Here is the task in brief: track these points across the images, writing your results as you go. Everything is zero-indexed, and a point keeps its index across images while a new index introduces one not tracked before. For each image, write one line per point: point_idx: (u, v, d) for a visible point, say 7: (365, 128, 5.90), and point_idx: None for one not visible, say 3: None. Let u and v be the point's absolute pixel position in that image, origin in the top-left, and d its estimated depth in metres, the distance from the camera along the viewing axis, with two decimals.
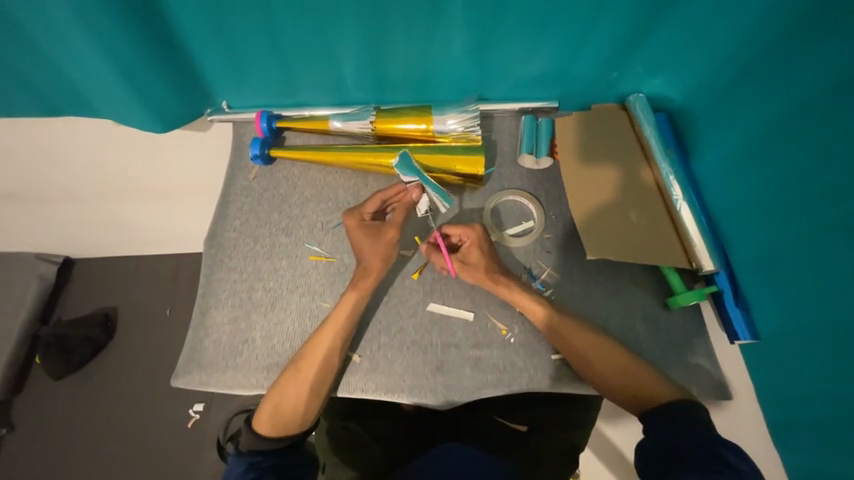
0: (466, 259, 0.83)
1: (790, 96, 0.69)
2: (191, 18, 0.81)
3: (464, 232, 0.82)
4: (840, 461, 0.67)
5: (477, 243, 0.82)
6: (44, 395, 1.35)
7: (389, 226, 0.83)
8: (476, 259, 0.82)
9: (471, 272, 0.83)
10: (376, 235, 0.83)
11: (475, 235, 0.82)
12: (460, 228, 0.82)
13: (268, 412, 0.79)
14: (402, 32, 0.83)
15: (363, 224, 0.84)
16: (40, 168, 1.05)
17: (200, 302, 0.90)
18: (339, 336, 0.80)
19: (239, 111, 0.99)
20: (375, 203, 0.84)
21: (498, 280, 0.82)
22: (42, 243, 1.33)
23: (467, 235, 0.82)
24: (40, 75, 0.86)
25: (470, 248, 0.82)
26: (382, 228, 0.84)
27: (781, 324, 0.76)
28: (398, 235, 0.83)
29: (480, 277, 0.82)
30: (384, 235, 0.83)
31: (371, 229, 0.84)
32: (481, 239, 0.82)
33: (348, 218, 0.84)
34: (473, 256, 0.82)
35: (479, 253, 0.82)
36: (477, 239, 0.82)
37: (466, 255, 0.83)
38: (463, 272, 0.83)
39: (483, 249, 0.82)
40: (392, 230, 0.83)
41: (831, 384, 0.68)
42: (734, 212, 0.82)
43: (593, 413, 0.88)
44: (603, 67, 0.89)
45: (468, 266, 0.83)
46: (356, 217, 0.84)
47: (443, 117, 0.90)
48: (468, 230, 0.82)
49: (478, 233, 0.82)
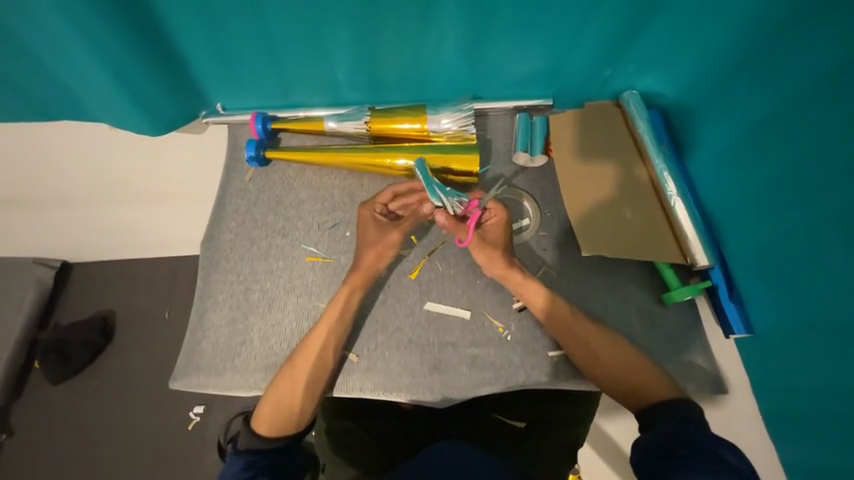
0: (485, 237, 0.83)
1: (782, 91, 0.69)
2: (184, 19, 0.81)
3: (497, 209, 0.84)
4: (834, 450, 0.68)
5: (502, 224, 0.84)
6: (42, 399, 1.35)
7: (394, 228, 0.86)
8: (496, 238, 0.83)
9: (487, 250, 0.83)
10: (381, 229, 0.86)
11: (505, 216, 0.84)
12: (497, 204, 0.84)
13: (268, 411, 0.78)
14: (396, 31, 0.83)
15: (373, 217, 0.87)
16: (34, 172, 1.05)
17: (197, 304, 0.90)
18: (332, 334, 0.81)
19: (234, 113, 0.99)
20: (387, 196, 0.87)
21: (513, 264, 0.82)
22: (40, 247, 1.33)
23: (497, 214, 0.84)
24: (34, 79, 0.86)
25: (493, 227, 0.84)
26: (388, 226, 0.86)
27: (775, 317, 0.77)
28: (400, 239, 0.85)
29: (495, 258, 0.82)
30: (388, 235, 0.86)
31: (380, 222, 0.87)
32: (507, 223, 0.84)
33: (363, 208, 0.87)
34: (492, 236, 0.83)
35: (500, 234, 0.83)
36: (504, 221, 0.84)
37: (487, 233, 0.84)
38: (480, 247, 0.83)
39: (505, 231, 0.84)
40: (396, 233, 0.85)
41: (827, 375, 0.68)
42: (728, 206, 0.82)
43: (592, 409, 0.89)
44: (597, 63, 0.89)
45: (486, 243, 0.83)
46: (370, 208, 0.87)
47: (437, 117, 0.91)
48: (501, 210, 0.84)
49: (508, 217, 0.84)
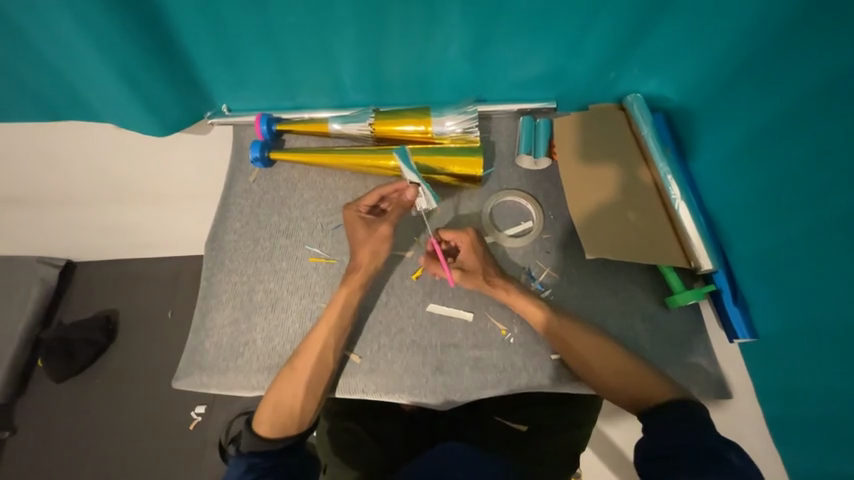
0: (463, 265, 0.84)
1: (785, 96, 0.69)
2: (191, 21, 0.81)
3: (458, 237, 0.84)
4: (837, 455, 0.68)
5: (471, 247, 0.84)
6: (45, 398, 1.36)
7: (383, 222, 0.86)
8: (473, 263, 0.83)
9: (470, 278, 0.83)
10: (371, 228, 0.86)
11: (468, 238, 0.84)
12: (454, 232, 0.85)
13: (268, 412, 0.79)
14: (401, 33, 0.83)
15: (359, 217, 0.87)
16: (40, 172, 1.06)
17: (200, 304, 0.91)
18: (333, 334, 0.81)
19: (239, 114, 0.99)
20: (372, 197, 0.87)
21: (494, 283, 0.82)
22: (44, 246, 1.34)
23: (462, 240, 0.84)
24: (41, 78, 0.87)
25: (465, 253, 0.84)
26: (376, 223, 0.86)
27: (778, 322, 0.76)
28: (390, 230, 0.85)
29: (479, 282, 0.83)
30: (378, 229, 0.85)
31: (367, 222, 0.87)
32: (474, 243, 0.84)
33: (347, 210, 0.87)
34: (469, 262, 0.84)
35: (474, 257, 0.83)
36: (471, 242, 0.84)
37: (464, 262, 0.84)
38: (464, 280, 0.83)
39: (477, 252, 0.83)
40: (385, 226, 0.85)
41: (831, 380, 0.68)
42: (732, 210, 0.82)
43: (595, 413, 0.89)
44: (602, 67, 0.89)
45: (466, 272, 0.83)
46: (355, 210, 0.87)
47: (442, 119, 0.91)
48: (462, 235, 0.84)
49: (471, 236, 0.84)
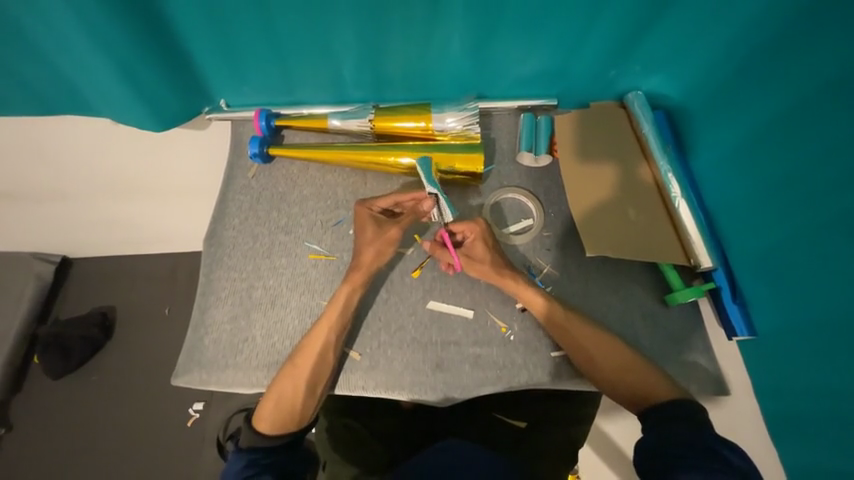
0: (470, 254, 0.83)
1: (786, 95, 0.69)
2: (190, 16, 0.81)
3: (468, 227, 0.84)
4: (833, 451, 0.68)
5: (481, 237, 0.83)
6: (41, 395, 1.35)
7: (394, 225, 0.85)
8: (482, 253, 0.83)
9: (477, 267, 0.82)
10: (379, 227, 0.85)
11: (479, 229, 0.83)
12: (464, 223, 0.84)
13: (268, 409, 0.78)
14: (403, 30, 0.83)
15: (371, 216, 0.86)
16: (36, 167, 1.05)
17: (200, 300, 0.90)
18: (333, 331, 0.81)
19: (238, 109, 0.98)
20: (388, 200, 0.86)
21: (505, 273, 0.82)
22: (40, 242, 1.33)
23: (471, 230, 0.83)
24: (37, 74, 0.86)
25: (474, 243, 0.83)
26: (387, 224, 0.85)
27: (777, 320, 0.77)
28: (400, 234, 0.84)
29: (486, 272, 0.82)
30: (388, 231, 0.84)
31: (377, 222, 0.86)
32: (485, 233, 0.83)
33: (360, 207, 0.86)
34: (477, 251, 0.83)
35: (483, 247, 0.83)
36: (481, 233, 0.83)
37: (471, 250, 0.84)
38: (469, 267, 0.83)
39: (488, 243, 0.83)
40: (394, 228, 0.84)
41: (827, 378, 0.69)
42: (731, 208, 0.83)
43: (593, 408, 0.89)
44: (602, 65, 0.89)
45: (473, 260, 0.83)
46: (367, 207, 0.86)
47: (442, 115, 0.91)
48: (472, 226, 0.83)
49: (482, 228, 0.83)
